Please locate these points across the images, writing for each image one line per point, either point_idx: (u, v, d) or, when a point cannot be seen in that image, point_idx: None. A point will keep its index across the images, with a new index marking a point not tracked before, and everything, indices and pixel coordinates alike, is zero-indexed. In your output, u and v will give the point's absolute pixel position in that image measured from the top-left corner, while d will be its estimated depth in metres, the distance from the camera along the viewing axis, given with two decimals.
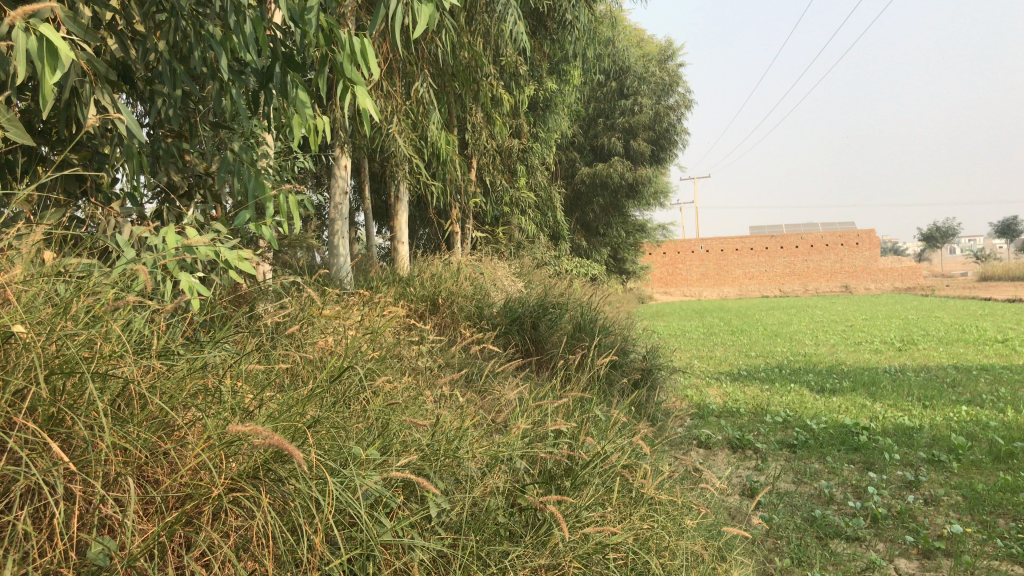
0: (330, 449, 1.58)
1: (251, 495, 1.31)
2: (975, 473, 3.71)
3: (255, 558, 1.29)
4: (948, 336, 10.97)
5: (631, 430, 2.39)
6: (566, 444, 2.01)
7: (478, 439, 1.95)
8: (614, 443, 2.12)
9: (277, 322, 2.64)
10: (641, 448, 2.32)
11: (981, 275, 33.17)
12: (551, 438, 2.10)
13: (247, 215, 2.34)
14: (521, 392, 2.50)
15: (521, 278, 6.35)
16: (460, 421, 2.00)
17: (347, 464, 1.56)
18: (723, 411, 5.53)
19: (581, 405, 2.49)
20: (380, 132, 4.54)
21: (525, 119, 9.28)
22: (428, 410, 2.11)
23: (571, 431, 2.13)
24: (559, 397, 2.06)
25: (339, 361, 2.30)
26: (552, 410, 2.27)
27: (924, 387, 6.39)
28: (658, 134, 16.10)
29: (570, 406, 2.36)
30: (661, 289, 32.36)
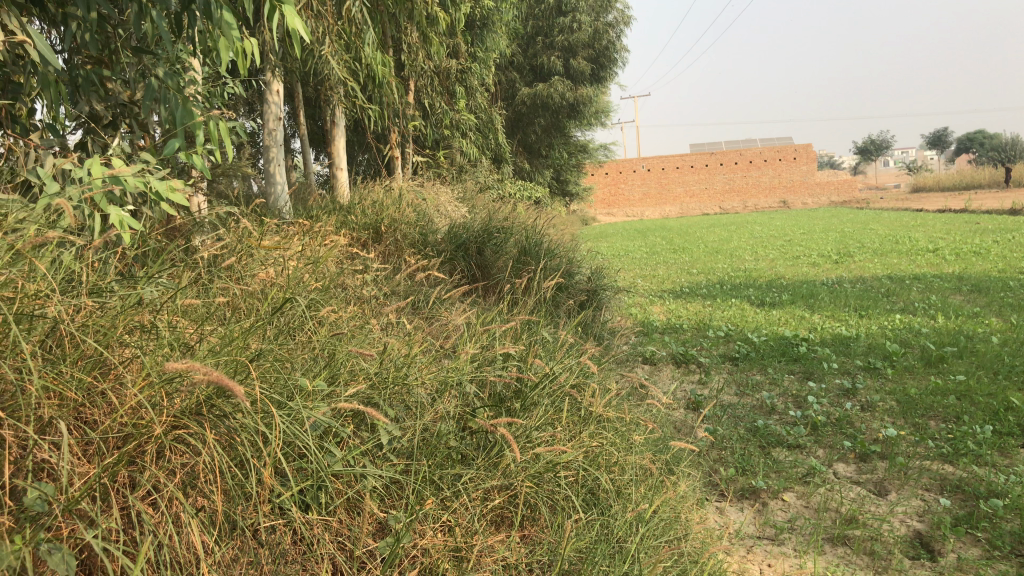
0: (275, 381, 1.54)
1: (195, 432, 1.27)
2: (908, 378, 3.86)
3: (203, 494, 1.27)
4: (883, 246, 11.27)
5: (578, 350, 2.40)
6: (515, 367, 2.01)
7: (426, 365, 1.93)
8: (563, 363, 2.13)
9: (215, 256, 2.57)
10: (589, 368, 2.35)
11: (913, 187, 34.01)
12: (501, 361, 2.10)
13: (176, 144, 2.24)
14: (468, 318, 2.49)
15: (464, 202, 6.30)
16: (409, 347, 1.97)
17: (294, 396, 1.53)
18: (667, 328, 5.63)
19: (528, 328, 2.49)
20: (312, 54, 4.37)
21: (462, 38, 9.06)
22: (375, 337, 2.08)
23: (520, 353, 2.13)
24: (507, 320, 2.05)
25: (281, 293, 2.25)
26: (500, 334, 2.27)
27: (861, 298, 6.58)
28: (598, 52, 15.88)
29: (518, 330, 2.36)
30: (604, 209, 32.54)
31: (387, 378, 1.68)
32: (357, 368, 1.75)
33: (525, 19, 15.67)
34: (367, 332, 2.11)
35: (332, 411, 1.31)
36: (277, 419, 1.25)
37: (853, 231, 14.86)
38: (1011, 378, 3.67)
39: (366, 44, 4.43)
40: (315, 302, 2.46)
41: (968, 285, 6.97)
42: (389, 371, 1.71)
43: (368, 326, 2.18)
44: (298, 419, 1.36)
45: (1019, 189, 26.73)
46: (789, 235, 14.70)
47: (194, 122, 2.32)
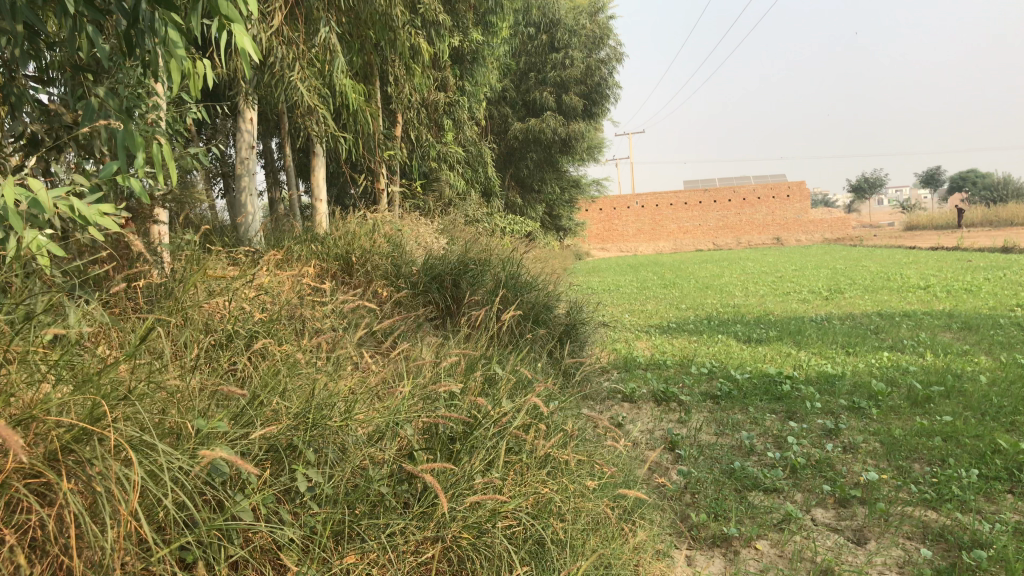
0: (171, 424, 1.42)
1: (48, 481, 1.16)
2: (893, 418, 3.72)
3: (60, 551, 1.15)
4: (875, 283, 11.20)
5: (531, 389, 2.27)
6: (460, 406, 1.89)
7: (364, 402, 1.80)
8: (513, 403, 2.01)
9: (156, 297, 2.46)
10: (543, 408, 2.21)
11: (906, 224, 34.12)
12: (447, 399, 1.97)
13: (114, 164, 2.11)
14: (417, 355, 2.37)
15: (444, 234, 6.19)
16: (344, 386, 1.84)
17: (192, 439, 1.41)
18: (650, 364, 5.50)
19: (482, 364, 2.36)
20: (282, 81, 4.28)
21: (450, 71, 9.02)
22: (311, 373, 1.95)
23: (466, 391, 2.00)
24: (453, 356, 1.93)
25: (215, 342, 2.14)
26: (447, 370, 2.14)
27: (849, 334, 6.46)
28: (590, 88, 15.93)
29: (469, 365, 2.23)
30: (598, 244, 32.54)
31: (307, 419, 1.55)
32: (273, 412, 1.62)
33: (518, 55, 15.68)
34: (305, 371, 1.97)
35: (214, 456, 1.18)
36: (138, 463, 1.12)
37: (845, 268, 14.81)
38: (998, 419, 3.54)
39: (338, 71, 4.35)
40: (258, 338, 2.33)
41: (959, 323, 6.86)
42: (310, 411, 1.57)
43: (310, 365, 2.04)
44: (176, 465, 1.23)
45: (1010, 227, 26.81)
46: (780, 272, 14.62)
47: (136, 146, 2.22)
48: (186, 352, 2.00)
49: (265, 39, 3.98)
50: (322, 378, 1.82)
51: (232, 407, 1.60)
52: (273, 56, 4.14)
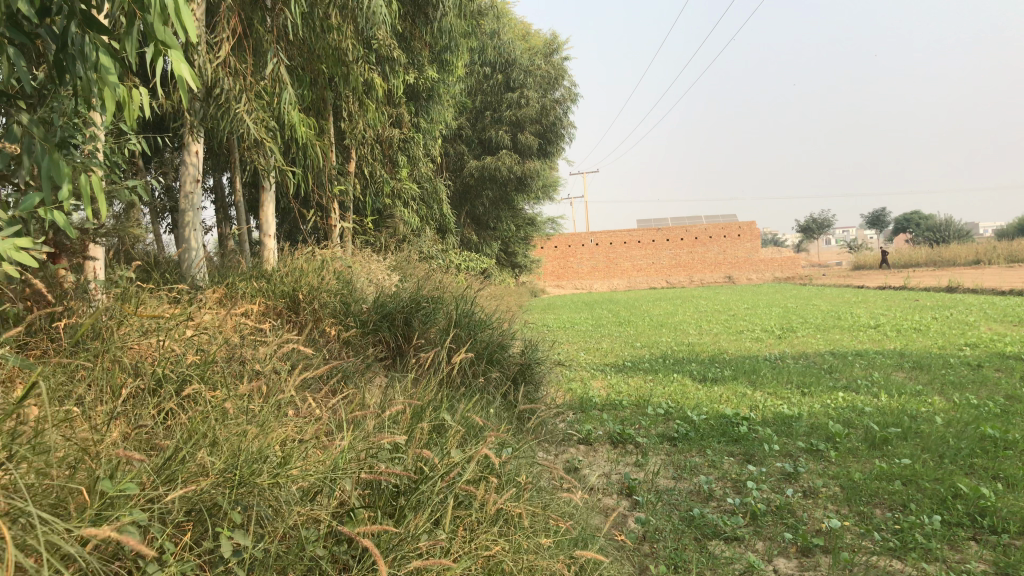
0: (74, 491, 1.29)
1: None
2: (851, 460, 3.67)
3: None
4: (826, 322, 11.30)
5: (482, 438, 2.15)
6: (405, 460, 1.77)
7: (301, 454, 1.68)
8: (461, 453, 1.90)
9: (80, 343, 2.31)
10: (495, 459, 2.10)
11: (854, 264, 34.79)
12: (391, 451, 1.86)
13: (36, 196, 1.97)
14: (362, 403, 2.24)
15: (396, 271, 6.07)
16: (280, 438, 1.72)
17: (98, 506, 1.28)
18: (606, 404, 5.40)
19: (430, 411, 2.24)
20: (227, 114, 4.16)
21: (404, 108, 8.96)
22: (244, 423, 1.83)
23: (411, 443, 1.89)
24: (397, 407, 1.81)
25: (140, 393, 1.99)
26: (391, 421, 2.02)
27: (803, 374, 6.44)
28: (545, 127, 16.03)
29: (417, 413, 2.12)
30: (553, 281, 32.58)
31: (233, 477, 1.43)
32: (196, 469, 1.50)
33: (473, 93, 15.71)
34: (237, 420, 1.85)
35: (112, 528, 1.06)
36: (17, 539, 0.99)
37: (796, 307, 14.95)
38: (957, 461, 3.50)
39: (286, 104, 4.25)
40: (191, 384, 2.19)
41: (910, 362, 6.89)
42: (238, 468, 1.45)
43: (243, 414, 1.92)
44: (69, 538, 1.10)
45: (953, 268, 27.48)
46: (733, 310, 14.71)
47: (61, 176, 2.09)
48: (107, 405, 1.86)
49: (211, 70, 3.87)
50: (254, 429, 1.70)
51: (150, 465, 1.47)
52: (219, 87, 4.03)
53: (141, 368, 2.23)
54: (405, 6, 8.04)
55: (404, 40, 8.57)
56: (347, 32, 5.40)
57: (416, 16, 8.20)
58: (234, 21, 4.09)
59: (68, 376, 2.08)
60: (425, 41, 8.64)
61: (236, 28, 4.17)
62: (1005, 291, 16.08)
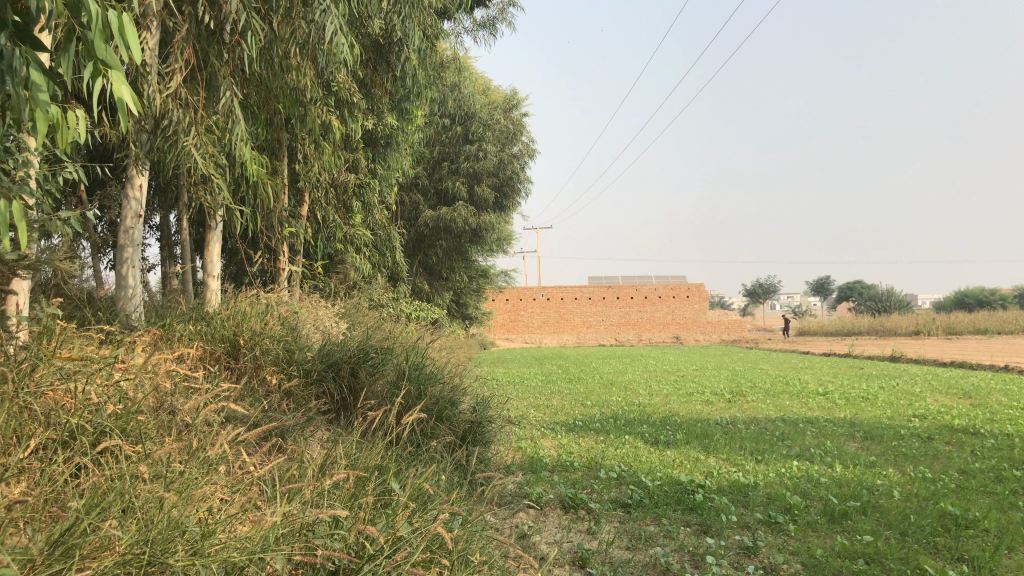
0: None
1: None
2: (812, 536, 3.53)
3: None
4: (775, 387, 11.28)
5: (430, 511, 1.97)
6: (346, 536, 1.60)
7: (227, 525, 1.51)
8: (409, 530, 1.73)
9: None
10: (445, 537, 1.92)
11: (798, 329, 35.28)
12: (331, 524, 1.69)
13: None
14: (301, 471, 2.04)
15: (344, 319, 5.86)
16: (202, 507, 1.55)
17: None
18: (557, 465, 5.21)
19: (376, 478, 2.05)
20: (173, 147, 3.96)
21: (361, 154, 8.83)
22: (161, 485, 1.65)
23: (354, 515, 1.73)
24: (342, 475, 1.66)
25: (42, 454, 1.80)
26: (333, 492, 1.84)
27: (756, 441, 6.33)
28: (502, 180, 16.01)
29: (360, 481, 1.94)
30: (503, 334, 32.44)
31: (144, 556, 1.27)
32: (101, 542, 1.34)
33: (431, 143, 15.67)
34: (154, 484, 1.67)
35: None
36: None
37: (745, 370, 14.97)
38: (920, 540, 3.39)
39: (238, 141, 4.07)
40: (110, 438, 2.01)
41: (861, 432, 6.85)
42: (150, 545, 1.29)
43: (162, 476, 1.74)
44: None
45: (895, 337, 28.01)
46: (683, 372, 14.67)
47: None
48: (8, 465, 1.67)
49: (159, 100, 3.69)
50: (175, 494, 1.53)
51: (47, 537, 1.30)
52: (166, 118, 3.84)
53: (55, 418, 2.02)
54: (367, 52, 7.96)
55: (364, 87, 8.46)
56: (306, 72, 5.27)
57: (378, 63, 8.13)
58: (188, 53, 3.93)
59: None
60: (386, 89, 8.55)
61: (190, 60, 4.01)
62: (946, 363, 16.34)
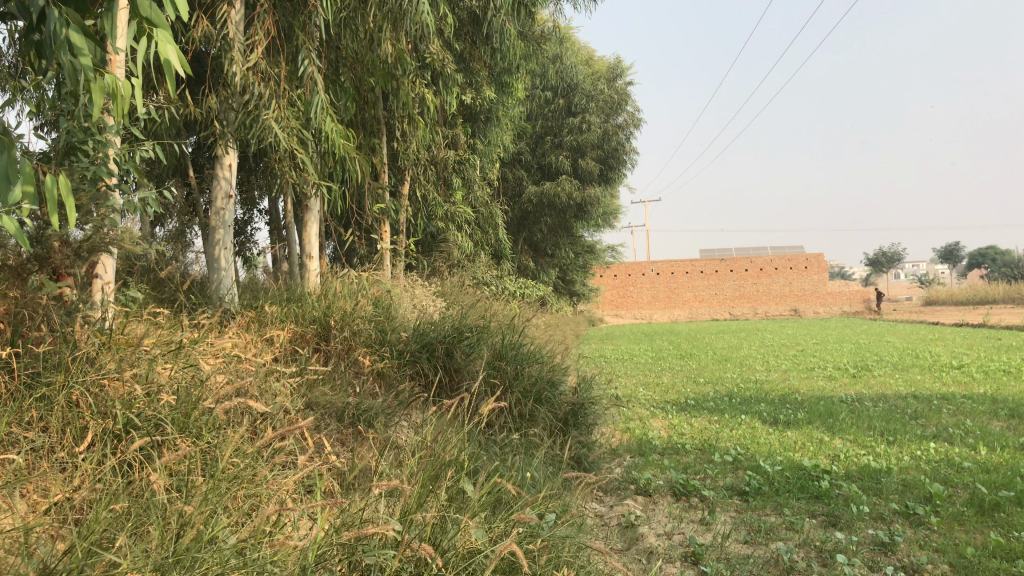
0: None
1: None
2: (959, 530, 3.12)
3: None
4: (903, 361, 10.55)
5: (504, 526, 1.75)
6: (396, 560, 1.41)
7: (259, 545, 1.34)
8: (472, 551, 1.52)
9: (45, 376, 2.00)
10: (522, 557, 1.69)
11: (925, 299, 33.38)
12: (388, 544, 1.50)
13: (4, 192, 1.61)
14: (369, 473, 1.86)
15: (442, 298, 5.69)
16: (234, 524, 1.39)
17: None
18: (667, 448, 4.90)
19: (446, 482, 1.85)
20: (255, 122, 3.86)
21: (460, 128, 8.65)
22: (199, 492, 1.50)
23: (413, 533, 1.53)
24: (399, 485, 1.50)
25: (87, 459, 1.68)
26: (393, 506, 1.64)
27: (887, 420, 5.83)
28: (606, 152, 15.58)
29: (429, 486, 1.74)
30: (612, 310, 32.04)
31: None
32: (108, 570, 1.22)
33: (533, 118, 15.41)
34: (188, 493, 1.54)
35: None
36: None
37: (870, 343, 14.12)
38: None
39: (320, 113, 3.93)
40: (165, 431, 1.88)
41: (1006, 410, 6.22)
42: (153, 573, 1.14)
43: (202, 480, 1.60)
44: None
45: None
46: (802, 346, 13.97)
47: (15, 178, 1.65)
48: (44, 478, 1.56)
49: (238, 74, 3.57)
50: (202, 506, 1.39)
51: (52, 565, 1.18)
52: (248, 94, 3.73)
53: (109, 408, 1.91)
54: (463, 24, 7.74)
55: (462, 61, 8.26)
56: (396, 42, 5.09)
57: (474, 35, 7.90)
58: (268, 23, 3.81)
59: (11, 421, 1.79)
60: (485, 62, 8.33)
61: (271, 32, 3.89)
62: None
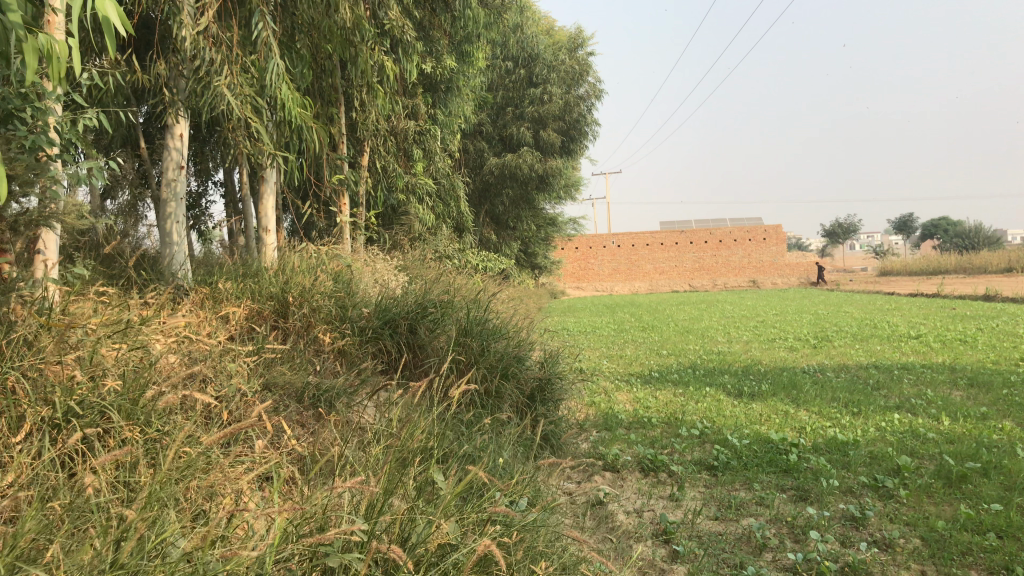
0: None
1: None
2: (928, 504, 3.11)
3: None
4: (862, 331, 10.66)
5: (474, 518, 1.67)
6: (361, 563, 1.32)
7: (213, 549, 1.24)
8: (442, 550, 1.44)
9: None
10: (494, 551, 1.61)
11: (880, 270, 33.93)
12: (353, 544, 1.41)
13: None
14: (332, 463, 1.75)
15: (404, 272, 5.56)
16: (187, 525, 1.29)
17: None
18: (633, 422, 4.86)
19: (412, 472, 1.75)
20: (207, 89, 3.68)
21: (420, 98, 8.47)
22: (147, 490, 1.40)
23: (378, 532, 1.44)
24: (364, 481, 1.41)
25: (23, 451, 1.55)
26: (359, 500, 1.55)
27: (850, 391, 5.85)
28: (568, 124, 15.45)
29: (395, 478, 1.65)
30: (573, 283, 32.08)
31: None
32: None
33: (494, 89, 15.21)
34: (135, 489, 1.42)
35: None
36: None
37: (830, 314, 14.29)
38: None
39: (275, 79, 3.77)
40: (111, 419, 1.75)
41: (964, 379, 6.28)
42: None
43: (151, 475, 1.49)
44: None
45: (987, 275, 26.65)
46: (763, 316, 14.08)
47: None
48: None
49: (189, 39, 3.40)
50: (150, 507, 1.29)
51: None
52: (199, 60, 3.55)
53: (49, 394, 1.77)
54: None
55: (422, 29, 8.04)
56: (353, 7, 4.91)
57: (434, 2, 7.70)
58: None
59: None
60: (445, 31, 8.14)
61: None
62: None
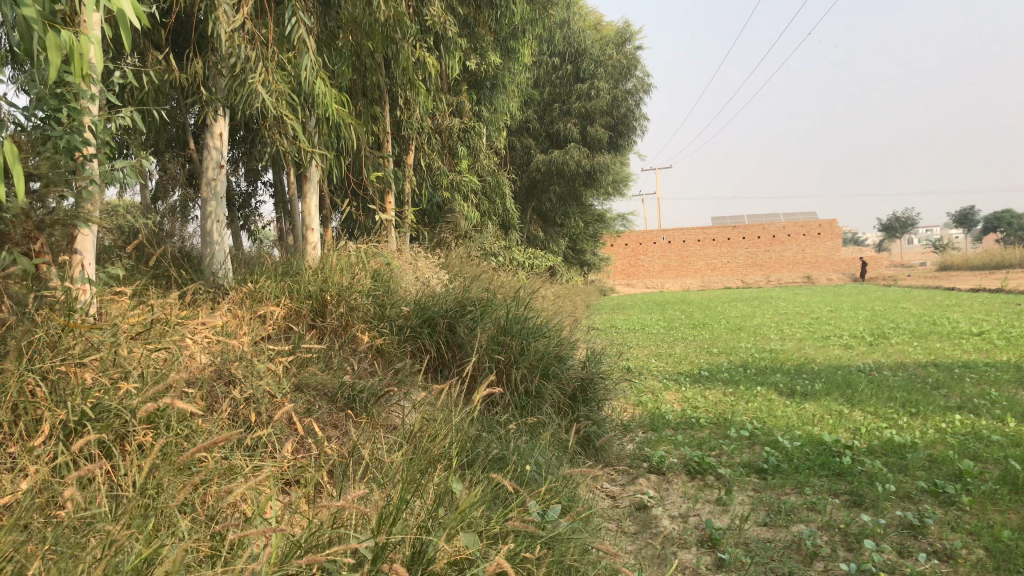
0: None
1: None
2: (992, 511, 2.93)
3: None
4: (921, 328, 10.31)
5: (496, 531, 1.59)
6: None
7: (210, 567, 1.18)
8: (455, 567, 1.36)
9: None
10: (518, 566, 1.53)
11: (940, 264, 33.00)
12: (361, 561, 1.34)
13: None
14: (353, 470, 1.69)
15: (446, 270, 5.50)
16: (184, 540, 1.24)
17: None
18: (680, 422, 4.72)
19: (435, 481, 1.67)
20: (243, 87, 3.66)
21: (464, 94, 8.41)
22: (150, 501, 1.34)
23: (389, 547, 1.37)
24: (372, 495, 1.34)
25: (33, 458, 1.51)
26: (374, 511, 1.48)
27: (908, 390, 5.62)
28: (616, 119, 15.27)
29: (414, 487, 1.58)
30: (623, 280, 31.83)
31: None
32: None
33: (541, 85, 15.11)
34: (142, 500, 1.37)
35: None
36: None
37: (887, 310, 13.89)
38: None
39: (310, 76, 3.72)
40: (128, 424, 1.71)
41: None
42: None
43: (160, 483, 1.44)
44: None
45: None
46: (817, 313, 13.75)
47: None
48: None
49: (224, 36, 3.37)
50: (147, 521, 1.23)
51: None
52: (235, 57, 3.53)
53: (66, 399, 1.74)
54: None
55: (465, 25, 7.97)
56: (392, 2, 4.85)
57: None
58: None
59: None
60: (489, 27, 8.07)
61: None
62: None
